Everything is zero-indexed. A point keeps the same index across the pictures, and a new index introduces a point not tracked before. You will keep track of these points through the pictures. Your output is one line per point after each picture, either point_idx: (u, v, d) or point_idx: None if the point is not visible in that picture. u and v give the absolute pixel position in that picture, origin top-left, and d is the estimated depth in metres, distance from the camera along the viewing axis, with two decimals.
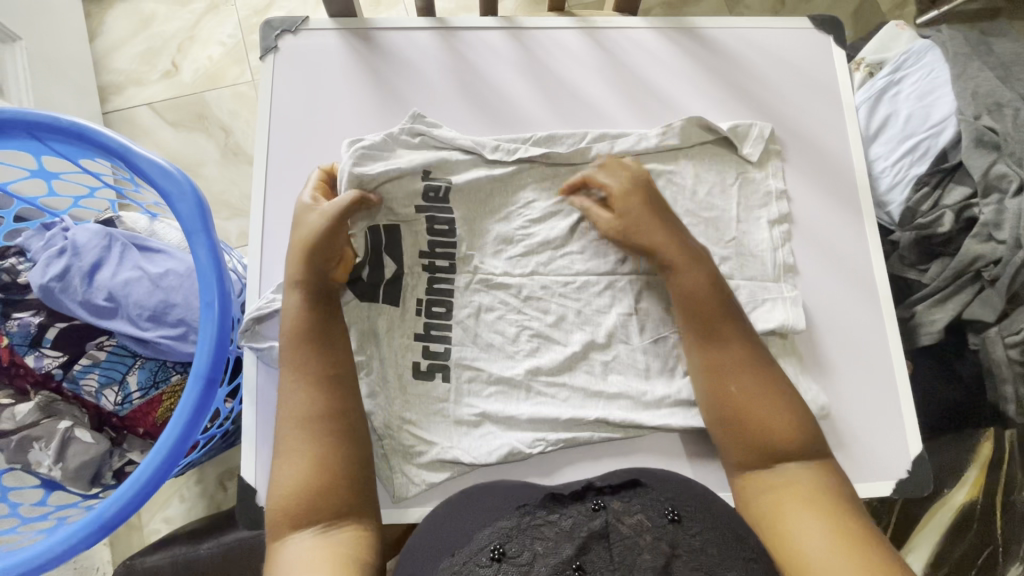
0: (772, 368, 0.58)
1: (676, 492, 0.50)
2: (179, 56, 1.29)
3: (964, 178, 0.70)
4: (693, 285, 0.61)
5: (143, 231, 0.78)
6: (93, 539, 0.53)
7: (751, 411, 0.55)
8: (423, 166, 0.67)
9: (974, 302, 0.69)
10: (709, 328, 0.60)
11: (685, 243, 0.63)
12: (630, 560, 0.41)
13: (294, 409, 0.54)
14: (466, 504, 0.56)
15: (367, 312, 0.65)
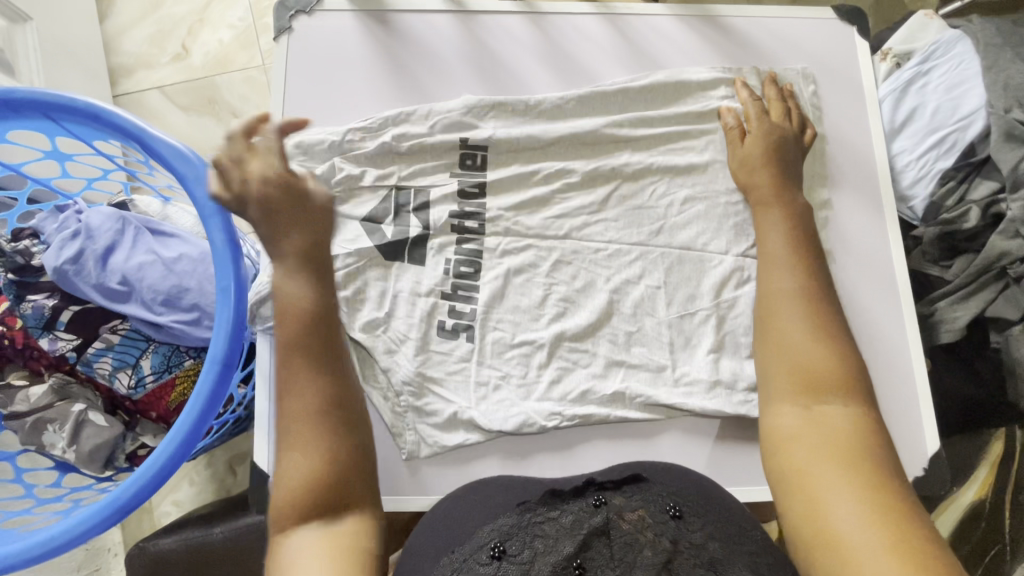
0: (834, 320, 0.54)
1: (681, 491, 0.50)
2: (189, 38, 1.28)
3: (992, 173, 0.69)
4: (783, 226, 0.62)
5: (156, 214, 0.77)
6: (109, 522, 0.52)
7: (802, 348, 0.52)
8: (458, 135, 0.68)
9: (998, 300, 0.68)
10: (774, 263, 0.60)
11: (797, 199, 0.64)
12: (632, 555, 0.40)
13: (297, 394, 0.49)
14: (467, 502, 0.55)
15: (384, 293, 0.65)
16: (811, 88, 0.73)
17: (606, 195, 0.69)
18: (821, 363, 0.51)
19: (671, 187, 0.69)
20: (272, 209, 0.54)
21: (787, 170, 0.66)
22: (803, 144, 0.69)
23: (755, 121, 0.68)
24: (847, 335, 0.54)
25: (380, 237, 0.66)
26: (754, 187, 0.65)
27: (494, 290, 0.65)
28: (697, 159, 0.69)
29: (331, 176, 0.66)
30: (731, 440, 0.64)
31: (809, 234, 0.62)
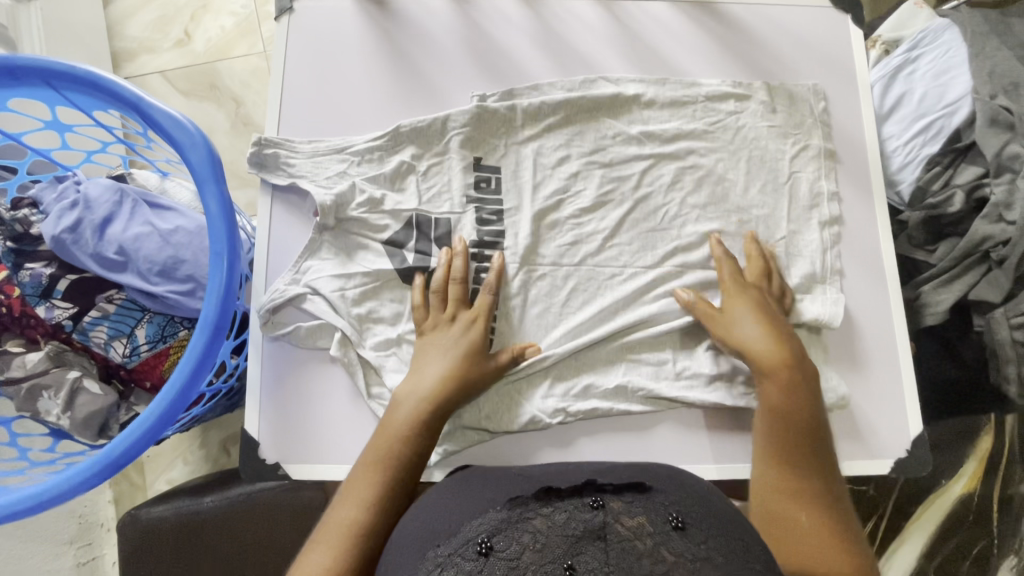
0: (835, 485, 0.54)
1: (687, 499, 0.47)
2: (191, 25, 1.29)
3: (977, 158, 0.70)
4: (789, 407, 0.58)
5: (154, 188, 0.79)
6: (102, 477, 0.54)
7: (814, 545, 0.49)
8: (472, 154, 0.69)
9: (981, 283, 0.69)
10: (774, 416, 0.58)
11: (789, 337, 0.62)
12: (628, 561, 0.38)
13: (353, 504, 0.52)
14: (455, 495, 0.52)
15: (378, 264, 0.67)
16: (821, 104, 0.73)
17: (597, 176, 0.70)
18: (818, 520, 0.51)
19: (660, 170, 0.70)
20: (445, 346, 0.61)
21: (789, 339, 0.62)
22: (783, 308, 0.66)
23: (728, 275, 0.66)
24: (857, 540, 0.50)
25: (400, 260, 0.66)
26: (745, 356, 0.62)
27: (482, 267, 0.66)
28: (685, 144, 0.71)
29: (351, 198, 0.66)
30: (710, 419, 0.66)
31: (806, 387, 0.59)
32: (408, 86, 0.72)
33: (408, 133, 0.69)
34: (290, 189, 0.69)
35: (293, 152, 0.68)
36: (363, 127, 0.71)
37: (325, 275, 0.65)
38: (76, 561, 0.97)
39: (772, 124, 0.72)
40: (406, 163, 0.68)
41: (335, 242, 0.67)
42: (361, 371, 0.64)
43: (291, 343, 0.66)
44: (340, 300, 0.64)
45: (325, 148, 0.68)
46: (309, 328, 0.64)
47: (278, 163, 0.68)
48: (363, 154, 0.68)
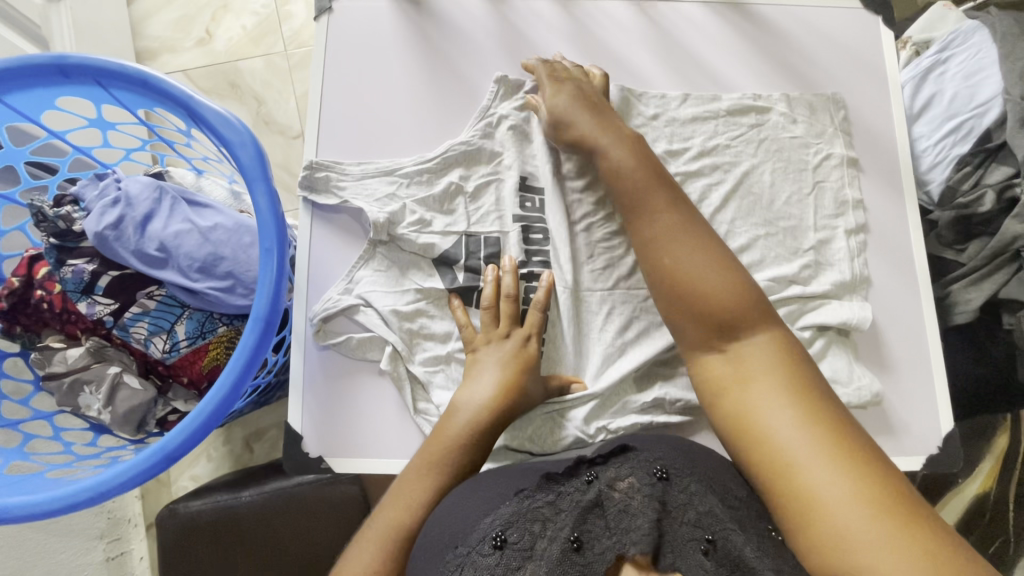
0: (704, 233, 0.56)
1: (658, 442, 0.52)
2: (212, 24, 1.30)
3: (1007, 158, 0.71)
4: (622, 162, 0.61)
5: (191, 186, 0.80)
6: (157, 469, 0.53)
7: (690, 274, 0.53)
8: (519, 173, 0.70)
9: (1011, 282, 0.70)
10: (629, 196, 0.60)
11: (617, 127, 0.64)
12: (626, 522, 0.43)
13: (397, 512, 0.54)
14: (473, 483, 0.53)
15: (417, 262, 0.68)
16: (841, 113, 0.74)
17: None
18: (713, 286, 0.52)
19: (694, 170, 0.71)
20: (506, 361, 0.61)
21: (591, 99, 0.66)
22: (598, 88, 0.69)
23: (546, 83, 0.68)
24: (726, 251, 0.56)
25: (450, 279, 0.67)
26: (579, 138, 0.65)
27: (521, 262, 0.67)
28: (717, 145, 0.72)
29: (402, 217, 0.66)
30: None
31: (647, 160, 0.61)
32: (446, 87, 0.73)
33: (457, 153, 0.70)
34: (339, 208, 0.69)
35: (342, 175, 0.68)
36: (402, 144, 0.72)
37: (379, 289, 0.66)
38: (106, 555, 0.98)
39: (794, 134, 0.72)
40: (454, 183, 0.69)
41: (384, 259, 0.67)
42: (409, 387, 0.65)
43: (342, 354, 0.66)
44: (392, 315, 0.65)
45: (375, 170, 0.69)
46: (360, 339, 0.65)
47: (330, 185, 0.68)
48: (412, 177, 0.69)
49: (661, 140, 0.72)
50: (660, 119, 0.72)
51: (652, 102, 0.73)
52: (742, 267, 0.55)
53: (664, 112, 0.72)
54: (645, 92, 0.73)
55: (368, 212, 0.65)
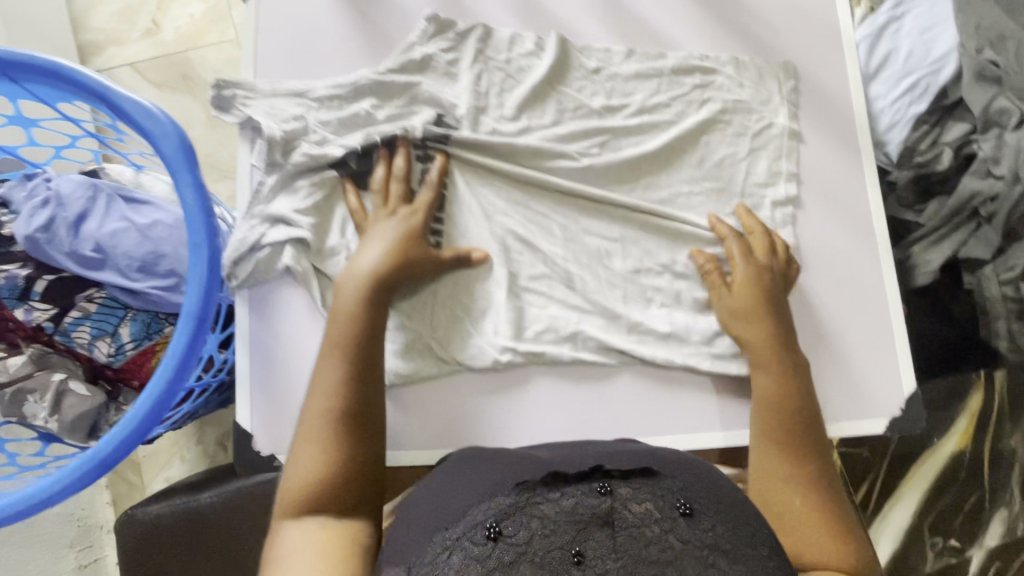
0: (843, 509, 0.52)
1: (681, 468, 0.49)
2: (158, 14, 1.24)
3: (964, 115, 0.70)
4: (772, 389, 0.59)
5: (129, 182, 0.76)
6: (90, 477, 0.52)
7: (812, 522, 0.50)
8: (436, 111, 0.68)
9: (971, 241, 0.69)
10: (781, 436, 0.57)
11: (795, 347, 0.62)
12: (635, 548, 0.40)
13: (325, 397, 0.53)
14: (457, 478, 0.51)
15: (311, 171, 0.66)
16: (790, 85, 0.72)
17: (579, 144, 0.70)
18: (825, 540, 0.49)
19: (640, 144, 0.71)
20: (387, 233, 0.61)
21: (770, 290, 0.64)
22: (788, 280, 0.66)
23: (744, 271, 0.65)
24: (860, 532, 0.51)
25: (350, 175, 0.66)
26: (753, 345, 0.62)
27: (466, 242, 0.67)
28: (658, 103, 0.72)
29: (301, 134, 0.66)
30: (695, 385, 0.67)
31: (793, 395, 0.59)
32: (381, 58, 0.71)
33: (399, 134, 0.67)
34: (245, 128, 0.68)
35: (250, 93, 0.67)
36: (321, 75, 0.70)
37: (280, 202, 0.65)
38: (77, 563, 0.97)
39: (740, 100, 0.72)
40: (364, 111, 0.68)
41: (280, 178, 0.65)
42: (319, 284, 0.65)
43: (258, 285, 0.65)
44: (293, 214, 0.64)
45: (285, 91, 0.68)
46: (265, 256, 0.63)
47: (237, 103, 0.67)
48: (323, 100, 0.68)
49: (598, 95, 0.72)
50: (601, 74, 0.72)
51: (595, 54, 0.73)
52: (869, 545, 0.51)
53: (605, 67, 0.72)
54: (586, 45, 0.73)
55: (265, 126, 0.64)
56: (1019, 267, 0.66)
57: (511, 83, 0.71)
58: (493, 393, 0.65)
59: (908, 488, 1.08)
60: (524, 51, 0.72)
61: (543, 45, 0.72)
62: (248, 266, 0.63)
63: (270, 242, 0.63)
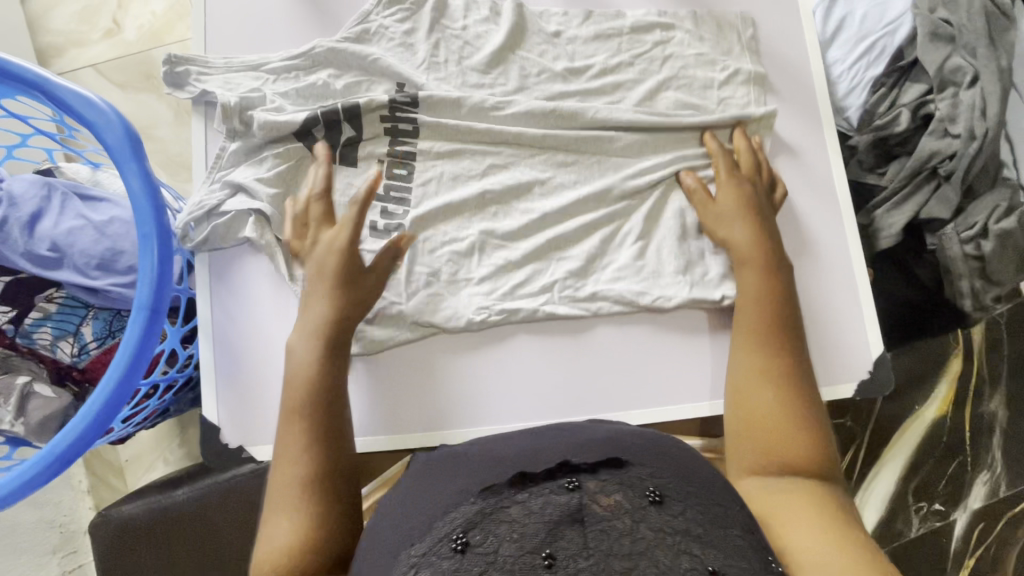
0: (811, 399, 0.53)
1: (651, 454, 0.47)
2: (119, 12, 1.22)
3: (919, 76, 0.71)
4: (758, 292, 0.60)
5: (85, 180, 0.75)
6: (50, 474, 0.51)
7: (773, 431, 0.50)
8: (396, 81, 0.68)
9: (930, 202, 0.68)
10: (759, 333, 0.57)
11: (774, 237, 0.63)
12: (607, 544, 0.38)
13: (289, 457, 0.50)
14: (419, 488, 0.49)
15: (276, 139, 0.66)
16: (749, 30, 0.72)
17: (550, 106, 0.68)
18: (787, 439, 0.50)
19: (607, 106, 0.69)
20: (321, 265, 0.60)
21: (770, 240, 0.63)
22: (775, 203, 0.67)
23: (727, 180, 0.66)
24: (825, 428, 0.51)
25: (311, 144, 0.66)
26: (735, 249, 0.63)
27: (430, 222, 0.66)
28: (620, 61, 0.71)
29: (256, 103, 0.66)
30: (665, 355, 0.67)
31: (777, 307, 0.58)
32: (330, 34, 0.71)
33: (359, 115, 0.67)
34: (202, 105, 0.69)
35: (205, 68, 0.67)
36: (277, 48, 0.71)
37: (240, 170, 0.66)
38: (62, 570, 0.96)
39: (701, 67, 0.71)
40: (321, 80, 0.68)
41: (244, 148, 0.66)
42: (281, 254, 0.65)
43: (218, 250, 0.66)
44: (255, 182, 0.64)
45: (240, 64, 0.68)
46: (225, 221, 0.64)
47: (191, 80, 0.67)
48: (279, 72, 0.68)
49: (561, 58, 0.71)
50: (561, 37, 0.72)
51: (554, 19, 0.73)
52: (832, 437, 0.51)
53: (564, 31, 0.72)
54: (545, 11, 0.73)
55: (220, 96, 0.65)
56: (978, 224, 0.67)
57: (470, 50, 0.70)
58: (462, 354, 0.66)
59: (893, 455, 1.09)
60: (480, 19, 0.72)
61: (498, 12, 0.72)
62: (205, 230, 0.64)
63: (229, 209, 0.64)
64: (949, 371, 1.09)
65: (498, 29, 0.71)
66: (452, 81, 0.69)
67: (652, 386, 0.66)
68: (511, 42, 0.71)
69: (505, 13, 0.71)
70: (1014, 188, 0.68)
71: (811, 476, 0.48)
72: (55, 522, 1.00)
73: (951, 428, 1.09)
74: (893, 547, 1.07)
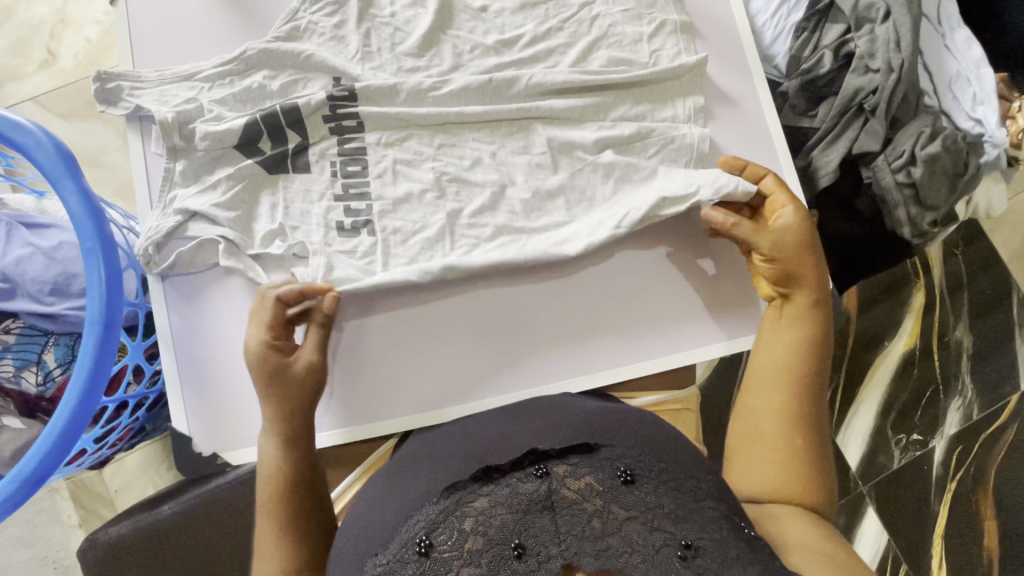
0: (818, 452, 0.54)
1: (616, 429, 0.50)
2: (53, 42, 1.20)
3: (837, 17, 0.74)
4: (800, 340, 0.59)
5: (30, 210, 0.75)
6: (20, 499, 0.51)
7: (767, 445, 0.54)
8: (332, 75, 0.69)
9: (861, 136, 0.70)
10: (785, 365, 0.57)
11: (821, 303, 0.61)
12: (576, 527, 0.42)
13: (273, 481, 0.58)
14: (391, 488, 0.51)
15: (222, 154, 0.66)
16: None
17: (484, 79, 0.69)
18: (778, 448, 0.53)
19: (541, 72, 0.70)
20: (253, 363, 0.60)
21: (821, 290, 0.61)
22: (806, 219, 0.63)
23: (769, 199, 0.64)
24: (827, 485, 0.53)
25: (260, 156, 0.66)
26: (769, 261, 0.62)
27: (381, 207, 0.66)
28: (549, 28, 0.72)
29: (195, 116, 0.65)
30: (627, 313, 0.69)
31: (812, 340, 0.59)
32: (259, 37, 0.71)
33: (297, 110, 0.67)
34: (141, 122, 0.69)
35: (138, 82, 0.67)
36: (209, 56, 0.71)
37: (191, 196, 0.64)
38: None
39: (629, 29, 0.73)
40: (257, 83, 0.68)
41: (190, 166, 0.66)
42: (260, 267, 0.65)
43: (179, 273, 0.66)
44: (213, 209, 0.63)
45: (172, 75, 0.68)
46: (188, 249, 0.64)
47: (124, 95, 0.67)
48: (213, 79, 0.68)
49: (491, 33, 0.72)
50: (488, 11, 0.73)
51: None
52: (829, 480, 0.54)
53: (491, 5, 0.73)
54: None
55: (156, 112, 0.64)
56: (906, 152, 0.69)
57: (401, 35, 0.71)
58: (470, 328, 0.68)
59: (868, 393, 1.13)
60: (407, 4, 0.72)
61: None
62: (167, 253, 0.65)
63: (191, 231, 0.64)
64: (913, 305, 1.13)
65: (426, 11, 0.72)
66: (386, 68, 0.70)
67: (621, 340, 0.69)
68: (440, 22, 0.71)
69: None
70: (935, 116, 0.71)
71: (803, 501, 0.51)
72: (51, 557, 1.00)
73: (920, 359, 1.12)
74: (878, 480, 1.10)
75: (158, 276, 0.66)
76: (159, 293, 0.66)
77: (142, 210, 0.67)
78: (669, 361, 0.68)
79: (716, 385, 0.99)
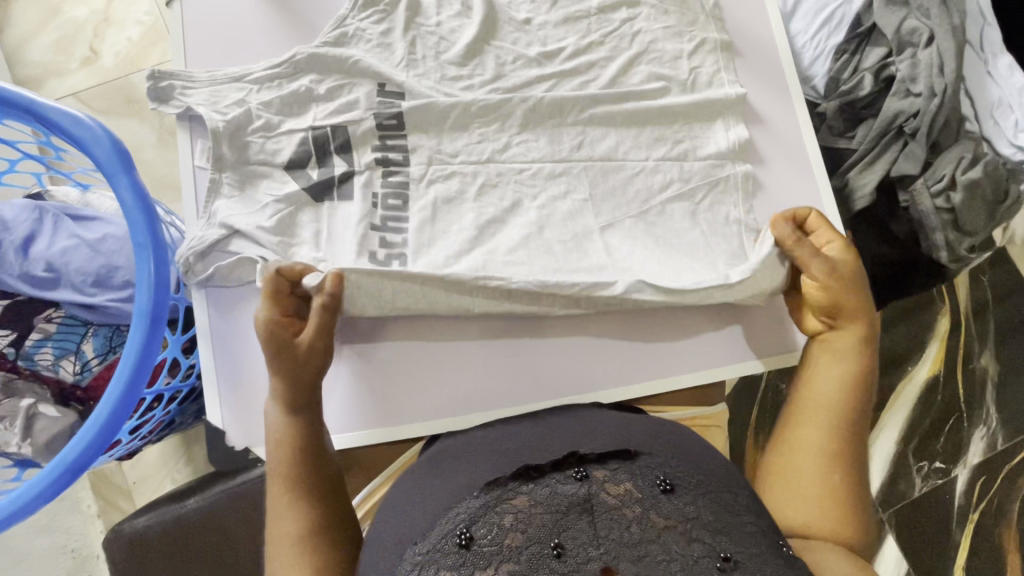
0: (858, 491, 0.52)
1: (654, 441, 0.50)
2: (96, 40, 1.23)
3: (879, 40, 0.74)
4: (822, 377, 0.58)
5: (76, 202, 0.76)
6: (62, 483, 0.52)
7: (809, 475, 0.52)
8: (376, 82, 0.70)
9: (900, 158, 0.71)
10: (838, 400, 0.56)
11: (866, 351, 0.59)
12: (614, 530, 0.41)
13: (283, 454, 0.55)
14: (420, 486, 0.50)
15: (270, 163, 0.68)
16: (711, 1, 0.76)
17: (526, 92, 0.70)
18: (819, 480, 0.52)
19: (582, 85, 0.71)
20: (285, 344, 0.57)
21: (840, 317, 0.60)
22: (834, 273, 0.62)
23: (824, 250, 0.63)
24: (864, 527, 0.51)
25: (305, 179, 0.67)
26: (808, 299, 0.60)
27: (420, 212, 0.67)
28: (591, 42, 0.73)
29: (248, 122, 0.67)
30: (660, 326, 0.69)
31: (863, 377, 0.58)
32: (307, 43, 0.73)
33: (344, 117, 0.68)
34: (190, 122, 0.70)
35: (189, 83, 0.68)
36: (257, 60, 0.72)
37: (238, 213, 0.65)
38: None
39: (670, 46, 0.74)
40: (304, 87, 0.69)
41: (238, 176, 0.67)
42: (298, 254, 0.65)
43: (215, 286, 0.66)
44: (258, 232, 0.64)
45: (223, 76, 0.69)
46: (228, 265, 0.64)
47: (176, 94, 0.68)
48: (262, 82, 0.69)
49: (534, 45, 0.73)
50: (533, 24, 0.74)
51: (523, 7, 0.75)
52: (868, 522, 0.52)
53: (535, 18, 0.74)
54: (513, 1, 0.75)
55: (206, 114, 0.66)
56: (946, 177, 0.70)
57: (446, 44, 0.72)
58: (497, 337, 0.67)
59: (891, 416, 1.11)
60: (453, 14, 0.74)
61: (470, 7, 0.74)
62: (206, 262, 0.64)
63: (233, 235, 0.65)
64: (938, 332, 1.12)
65: (471, 21, 0.73)
66: (431, 76, 0.71)
67: (658, 356, 0.68)
68: (484, 33, 0.73)
69: (476, 6, 0.73)
70: (977, 141, 0.71)
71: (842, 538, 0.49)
72: (68, 547, 1.01)
73: (946, 385, 1.11)
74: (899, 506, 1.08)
75: (199, 288, 0.66)
76: (198, 295, 0.67)
77: (188, 218, 0.68)
78: (705, 376, 0.68)
79: (737, 402, 0.99)
